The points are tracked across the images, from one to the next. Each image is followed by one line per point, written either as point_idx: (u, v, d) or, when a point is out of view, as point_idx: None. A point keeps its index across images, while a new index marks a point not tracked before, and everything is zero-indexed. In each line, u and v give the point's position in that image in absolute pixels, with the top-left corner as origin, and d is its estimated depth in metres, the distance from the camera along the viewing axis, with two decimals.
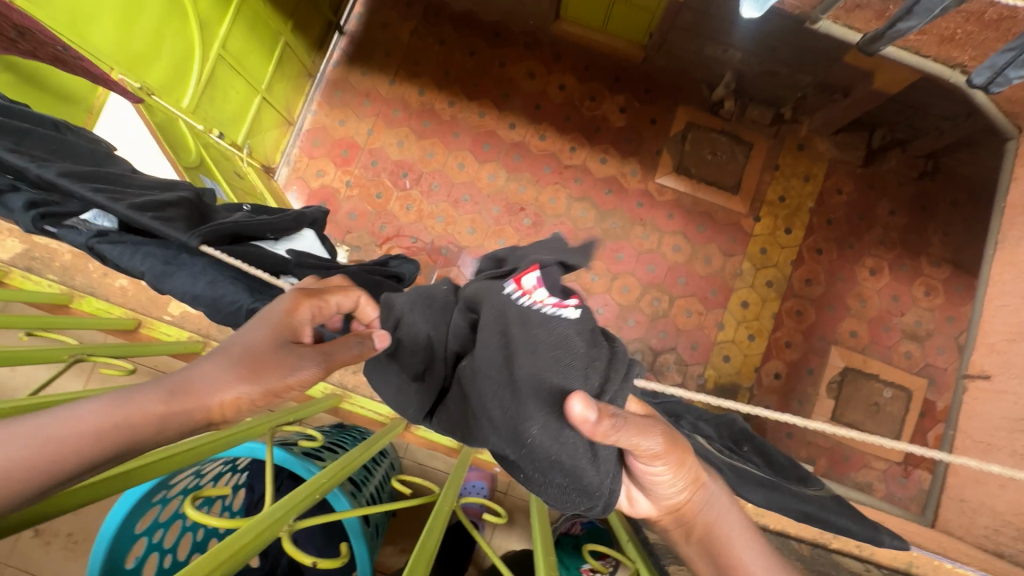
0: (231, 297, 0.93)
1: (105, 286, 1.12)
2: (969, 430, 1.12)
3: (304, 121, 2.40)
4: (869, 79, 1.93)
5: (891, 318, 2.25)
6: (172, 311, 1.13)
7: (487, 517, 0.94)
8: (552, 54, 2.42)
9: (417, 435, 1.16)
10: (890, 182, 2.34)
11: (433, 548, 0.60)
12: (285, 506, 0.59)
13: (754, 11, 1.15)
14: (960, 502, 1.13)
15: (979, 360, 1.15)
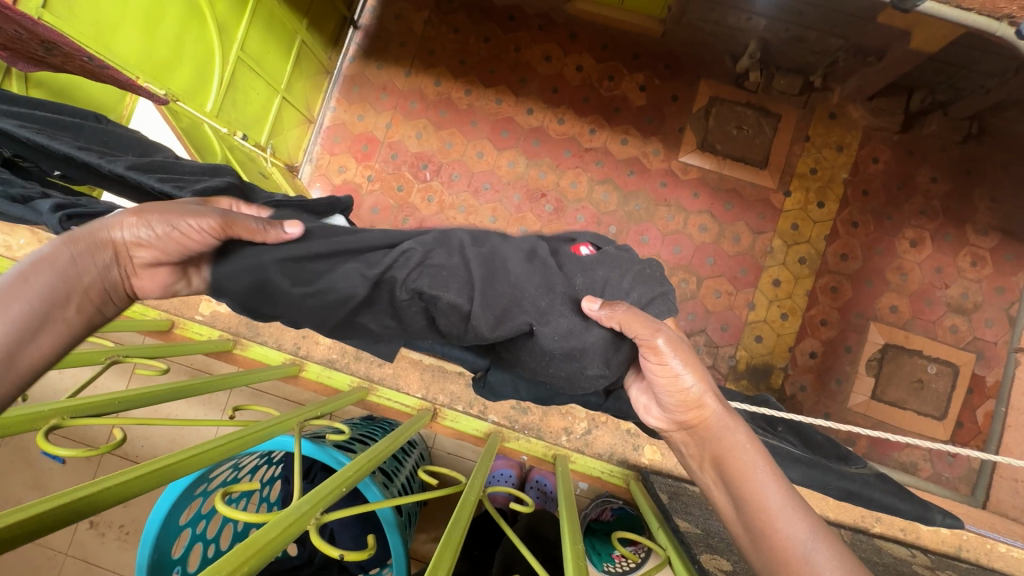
0: None
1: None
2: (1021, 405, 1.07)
3: (325, 118, 2.42)
4: (906, 38, 1.82)
5: (934, 291, 2.14)
6: (202, 311, 1.17)
7: (515, 506, 0.93)
8: (567, 35, 2.37)
9: (446, 426, 1.16)
10: (931, 148, 2.21)
11: (458, 540, 0.60)
12: (311, 500, 0.60)
13: None
14: (1015, 483, 1.08)
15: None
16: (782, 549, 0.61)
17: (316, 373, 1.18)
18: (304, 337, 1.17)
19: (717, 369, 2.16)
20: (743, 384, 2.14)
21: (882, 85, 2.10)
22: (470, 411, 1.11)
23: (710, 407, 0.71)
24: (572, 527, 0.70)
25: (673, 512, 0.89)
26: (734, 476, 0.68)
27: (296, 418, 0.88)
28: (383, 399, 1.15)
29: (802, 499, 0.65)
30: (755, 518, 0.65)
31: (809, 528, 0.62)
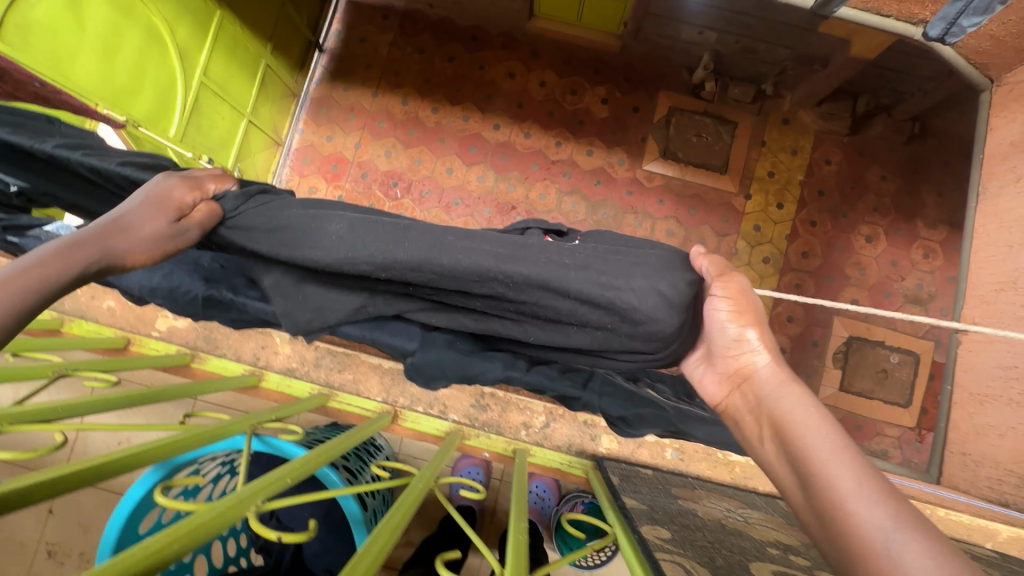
0: (186, 287, 0.95)
1: (93, 308, 1.14)
2: (966, 382, 1.11)
3: (293, 140, 2.43)
4: (846, 46, 1.93)
5: (891, 284, 2.24)
6: (159, 327, 1.14)
7: (468, 494, 0.94)
8: (530, 52, 2.44)
9: (406, 426, 1.18)
10: (879, 148, 2.33)
11: (395, 523, 0.64)
12: (254, 488, 0.62)
13: None
14: (962, 456, 1.10)
15: (967, 313, 1.11)
16: (855, 520, 0.54)
17: (275, 383, 1.16)
18: (264, 347, 1.13)
19: None
20: None
21: (829, 92, 2.21)
22: (431, 411, 1.11)
23: (756, 368, 0.72)
24: (518, 516, 0.72)
25: (621, 490, 0.89)
26: (801, 455, 0.62)
27: (249, 420, 0.88)
28: (341, 401, 1.14)
29: (879, 477, 0.57)
30: (827, 492, 0.57)
31: (876, 498, 0.54)
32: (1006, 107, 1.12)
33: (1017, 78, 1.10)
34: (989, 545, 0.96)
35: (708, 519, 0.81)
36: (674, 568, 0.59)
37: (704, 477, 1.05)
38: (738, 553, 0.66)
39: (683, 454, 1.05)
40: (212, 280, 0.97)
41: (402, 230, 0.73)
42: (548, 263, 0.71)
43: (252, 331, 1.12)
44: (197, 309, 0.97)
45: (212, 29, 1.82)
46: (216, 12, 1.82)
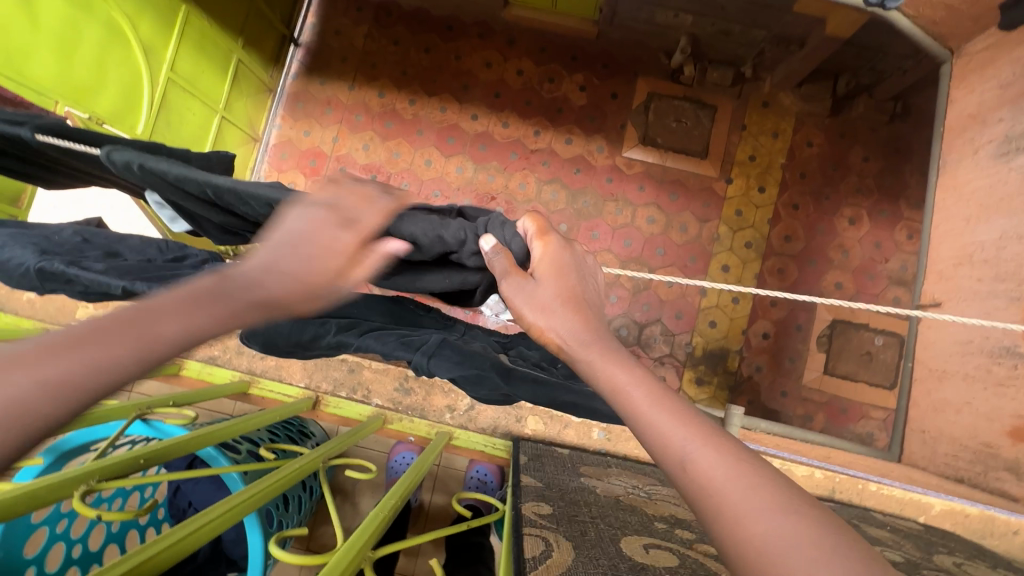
0: (19, 259, 0.83)
1: (15, 301, 1.10)
2: (925, 359, 1.15)
3: (270, 135, 2.41)
4: (821, 26, 1.90)
5: (876, 266, 2.21)
6: (80, 316, 1.09)
7: (351, 474, 0.97)
8: (506, 41, 2.42)
9: (331, 412, 1.17)
10: (861, 129, 2.30)
11: (253, 493, 0.64)
12: (90, 469, 0.64)
13: None
14: (921, 433, 1.13)
15: (929, 289, 1.18)
16: (719, 500, 0.41)
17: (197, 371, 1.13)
18: None
19: (675, 356, 2.20)
20: (701, 369, 2.18)
21: (808, 72, 2.18)
22: (354, 396, 1.10)
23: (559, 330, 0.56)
24: (393, 493, 0.78)
25: (523, 468, 0.91)
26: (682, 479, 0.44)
27: (136, 405, 0.87)
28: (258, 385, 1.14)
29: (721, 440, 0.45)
30: (679, 471, 0.44)
31: (737, 474, 0.42)
32: (965, 78, 1.20)
33: (976, 47, 1.19)
34: (921, 519, 0.98)
35: (603, 496, 0.85)
36: (535, 545, 0.65)
37: (624, 455, 1.07)
38: (608, 532, 0.71)
39: (610, 434, 1.07)
40: (49, 253, 0.86)
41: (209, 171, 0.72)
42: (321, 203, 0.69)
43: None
44: (35, 284, 0.84)
45: (177, 25, 1.81)
46: (181, 7, 1.80)
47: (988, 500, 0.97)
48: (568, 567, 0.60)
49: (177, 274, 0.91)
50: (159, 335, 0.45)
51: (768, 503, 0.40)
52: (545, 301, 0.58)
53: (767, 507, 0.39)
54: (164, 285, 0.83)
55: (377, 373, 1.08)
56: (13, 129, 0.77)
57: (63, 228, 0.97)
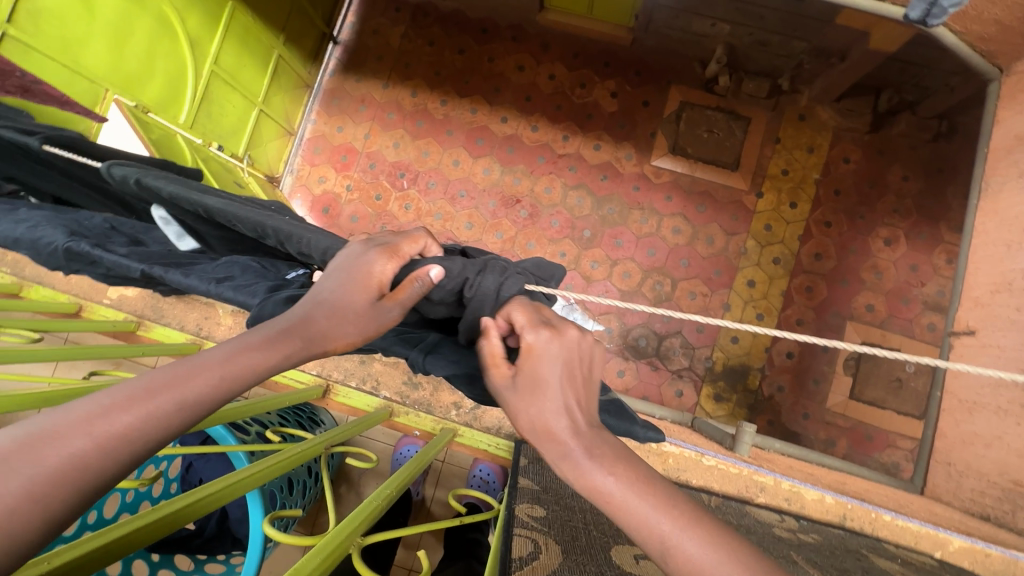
0: (49, 238, 0.89)
1: (52, 275, 1.15)
2: (956, 389, 1.11)
3: (305, 130, 2.48)
4: (865, 39, 1.84)
5: (911, 290, 2.13)
6: (110, 295, 1.15)
7: (355, 462, 0.98)
8: (540, 45, 2.43)
9: (340, 402, 1.19)
10: (901, 146, 2.22)
11: (252, 474, 0.65)
12: None
13: None
14: (947, 466, 1.08)
15: (964, 315, 1.13)
16: None
17: None
18: (207, 318, 1.13)
19: (693, 370, 2.16)
20: (720, 386, 2.13)
21: (848, 86, 2.12)
22: (363, 386, 1.12)
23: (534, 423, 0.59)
24: (388, 484, 0.78)
25: (522, 470, 0.91)
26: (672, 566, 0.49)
27: None
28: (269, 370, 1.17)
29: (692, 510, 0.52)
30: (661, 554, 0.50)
31: (638, 484, 0.54)
32: (1013, 97, 1.16)
33: None
34: (937, 554, 0.92)
35: None
36: (523, 546, 0.64)
37: None
38: (599, 539, 0.70)
39: None
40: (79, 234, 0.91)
41: (192, 194, 0.81)
42: (283, 228, 0.78)
43: (196, 302, 1.13)
44: (63, 261, 0.89)
45: (223, 20, 1.88)
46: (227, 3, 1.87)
47: (1011, 539, 0.92)
48: (556, 570, 0.59)
49: (193, 263, 0.92)
50: (155, 410, 0.43)
51: (686, 523, 0.51)
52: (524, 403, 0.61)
53: (676, 519, 0.51)
54: (179, 271, 0.86)
55: (387, 365, 1.11)
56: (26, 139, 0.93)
57: (95, 214, 1.00)
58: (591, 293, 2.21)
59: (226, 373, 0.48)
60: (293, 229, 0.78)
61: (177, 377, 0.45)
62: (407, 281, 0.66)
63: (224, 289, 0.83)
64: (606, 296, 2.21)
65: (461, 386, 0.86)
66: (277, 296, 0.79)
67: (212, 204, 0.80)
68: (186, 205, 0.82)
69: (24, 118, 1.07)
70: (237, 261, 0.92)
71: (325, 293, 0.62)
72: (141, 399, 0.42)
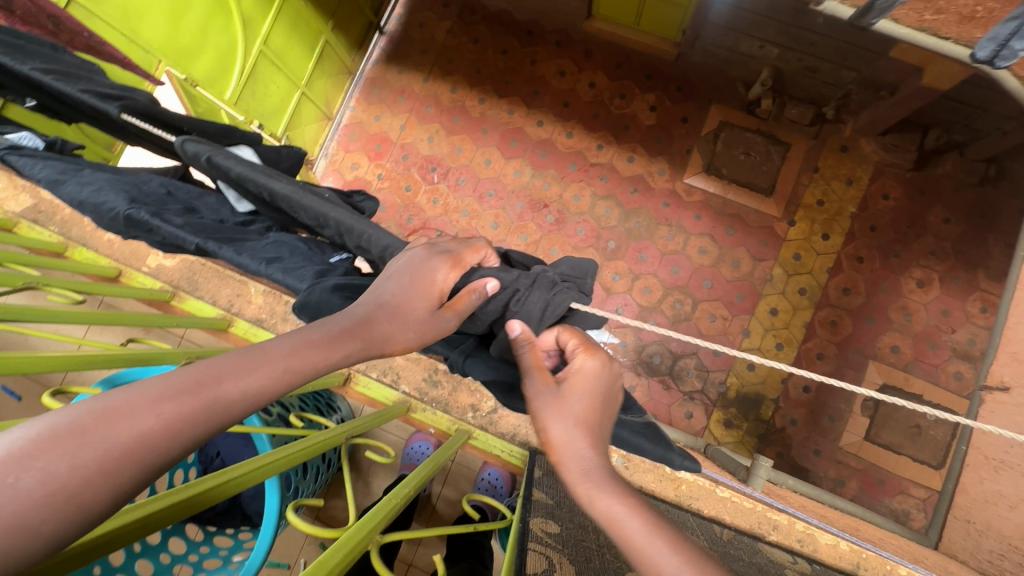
0: (110, 204, 0.90)
1: (95, 238, 1.18)
2: (983, 445, 1.07)
3: (343, 116, 2.51)
4: (919, 74, 1.79)
5: (940, 335, 2.07)
6: (149, 263, 1.18)
7: (374, 456, 1.00)
8: (583, 52, 2.42)
9: (359, 391, 1.20)
10: (945, 187, 2.16)
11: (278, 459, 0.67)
12: None
13: None
14: (966, 523, 1.04)
15: (998, 370, 1.10)
16: None
17: (244, 330, 1.19)
18: (239, 296, 1.16)
19: (706, 394, 2.12)
20: (731, 412, 2.10)
21: (895, 121, 2.07)
22: (384, 378, 1.13)
23: (565, 434, 0.61)
24: (406, 483, 0.79)
25: (536, 482, 0.91)
26: None
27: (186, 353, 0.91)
28: None
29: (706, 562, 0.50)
30: None
31: (654, 525, 0.53)
32: None
33: None
34: None
35: None
36: (537, 564, 0.63)
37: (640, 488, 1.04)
38: (612, 564, 0.69)
39: (629, 461, 1.05)
40: (138, 202, 0.92)
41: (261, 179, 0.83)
42: (345, 223, 0.81)
43: (231, 278, 1.17)
44: (121, 229, 0.90)
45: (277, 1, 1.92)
46: None
47: None
48: None
49: (243, 239, 0.95)
50: (225, 394, 0.44)
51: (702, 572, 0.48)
52: (566, 414, 0.62)
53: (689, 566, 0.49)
54: (231, 248, 0.88)
55: (409, 361, 1.12)
56: (103, 104, 0.92)
57: (150, 179, 1.02)
58: (609, 304, 2.20)
59: (290, 366, 0.50)
60: (353, 225, 0.81)
61: (244, 365, 0.46)
62: (465, 291, 0.70)
63: (275, 271, 0.87)
64: (625, 310, 2.20)
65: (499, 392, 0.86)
66: (326, 283, 0.82)
67: (278, 190, 0.82)
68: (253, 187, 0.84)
69: (93, 75, 1.06)
70: (286, 242, 0.97)
71: (389, 293, 0.64)
72: (210, 383, 0.44)
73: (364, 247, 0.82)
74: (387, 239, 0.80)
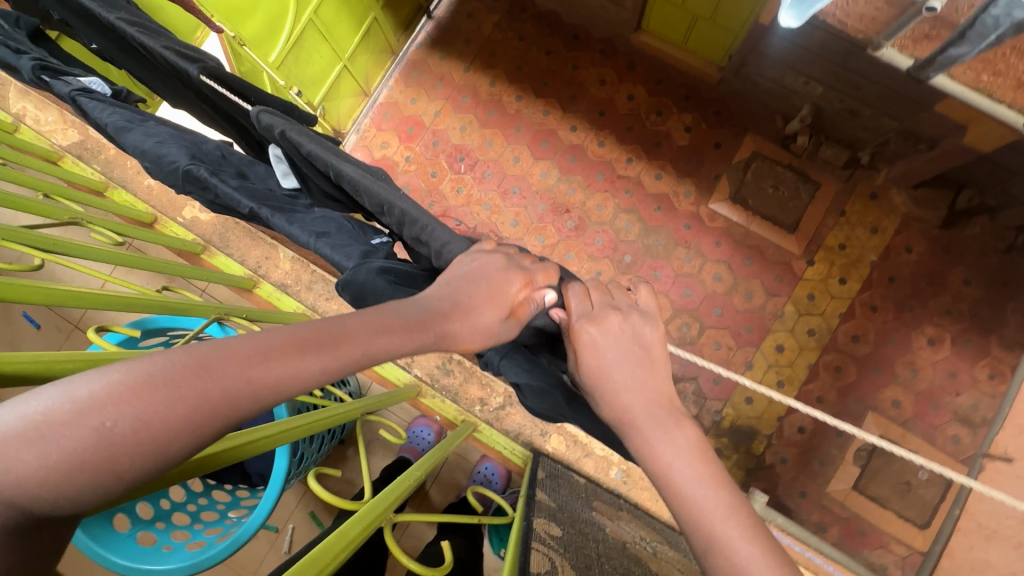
0: (172, 156, 0.90)
1: (136, 182, 1.21)
2: (977, 512, 1.07)
3: (380, 94, 2.53)
4: (960, 133, 1.76)
5: (943, 396, 2.05)
6: (185, 215, 1.20)
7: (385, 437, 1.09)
8: (626, 63, 2.41)
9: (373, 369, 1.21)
10: (970, 249, 2.13)
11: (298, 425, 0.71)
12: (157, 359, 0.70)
13: (793, 21, 0.91)
14: None
15: (1003, 440, 1.09)
16: None
17: (268, 293, 1.24)
18: (267, 259, 1.18)
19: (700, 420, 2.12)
20: (723, 441, 2.09)
21: (929, 176, 2.05)
22: (397, 361, 1.14)
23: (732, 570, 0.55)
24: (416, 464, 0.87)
25: (539, 483, 0.93)
26: None
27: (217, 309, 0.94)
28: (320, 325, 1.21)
29: None
30: None
31: None
32: None
33: None
34: None
35: (612, 536, 0.83)
36: (540, 564, 0.66)
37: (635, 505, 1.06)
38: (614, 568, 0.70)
39: (628, 477, 1.08)
40: (198, 159, 0.93)
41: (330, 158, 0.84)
42: (409, 214, 0.83)
43: (262, 240, 1.19)
44: (178, 181, 0.91)
45: None
46: None
47: None
48: None
49: (292, 210, 0.97)
50: (303, 368, 0.48)
51: None
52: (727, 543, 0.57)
53: None
54: (283, 218, 0.91)
55: None
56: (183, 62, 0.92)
57: (208, 140, 1.04)
58: None
59: (367, 350, 0.54)
60: (417, 216, 0.83)
61: (327, 340, 0.51)
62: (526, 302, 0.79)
63: (323, 245, 0.89)
64: None
65: (526, 394, 0.91)
66: (373, 265, 0.83)
67: (346, 172, 0.83)
68: (319, 167, 0.84)
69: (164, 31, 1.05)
70: (332, 219, 0.99)
71: (462, 296, 0.69)
72: (294, 354, 0.48)
73: (422, 241, 0.86)
74: (444, 237, 0.84)
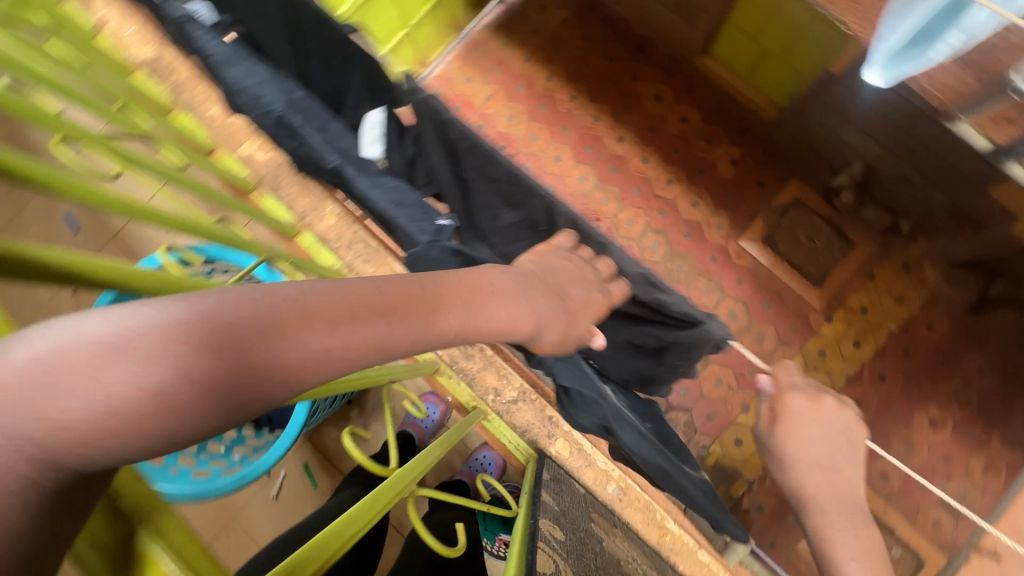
0: (268, 99, 0.97)
1: (202, 109, 1.23)
2: None
3: (437, 67, 2.53)
4: (1010, 222, 1.71)
5: (932, 478, 2.03)
6: (243, 149, 1.22)
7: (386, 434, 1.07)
8: (686, 84, 2.38)
9: None
10: (992, 339, 2.09)
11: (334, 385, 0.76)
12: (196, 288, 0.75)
13: (876, 83, 1.15)
14: None
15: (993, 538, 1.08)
16: None
17: (308, 243, 1.29)
18: (314, 209, 1.21)
19: None
20: None
21: (967, 258, 2.01)
22: None
23: None
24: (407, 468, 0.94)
25: None
26: None
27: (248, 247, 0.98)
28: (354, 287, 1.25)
29: None
30: None
31: None
32: None
33: None
34: None
35: None
36: None
37: None
38: None
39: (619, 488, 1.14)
40: (292, 105, 1.00)
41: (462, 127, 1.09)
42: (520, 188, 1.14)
43: (312, 190, 1.21)
44: (268, 124, 0.99)
45: None
46: None
47: None
48: None
49: (372, 171, 1.06)
50: (337, 341, 0.57)
51: None
52: None
53: None
54: (363, 179, 1.00)
55: None
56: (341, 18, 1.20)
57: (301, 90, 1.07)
58: None
59: (398, 327, 0.64)
60: (526, 185, 1.11)
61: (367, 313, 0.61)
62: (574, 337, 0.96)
63: (401, 215, 0.98)
64: None
65: (573, 401, 1.07)
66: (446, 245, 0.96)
67: (479, 139, 1.09)
68: (456, 132, 1.11)
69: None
70: (401, 189, 1.05)
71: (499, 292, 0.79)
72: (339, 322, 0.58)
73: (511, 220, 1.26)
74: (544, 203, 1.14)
